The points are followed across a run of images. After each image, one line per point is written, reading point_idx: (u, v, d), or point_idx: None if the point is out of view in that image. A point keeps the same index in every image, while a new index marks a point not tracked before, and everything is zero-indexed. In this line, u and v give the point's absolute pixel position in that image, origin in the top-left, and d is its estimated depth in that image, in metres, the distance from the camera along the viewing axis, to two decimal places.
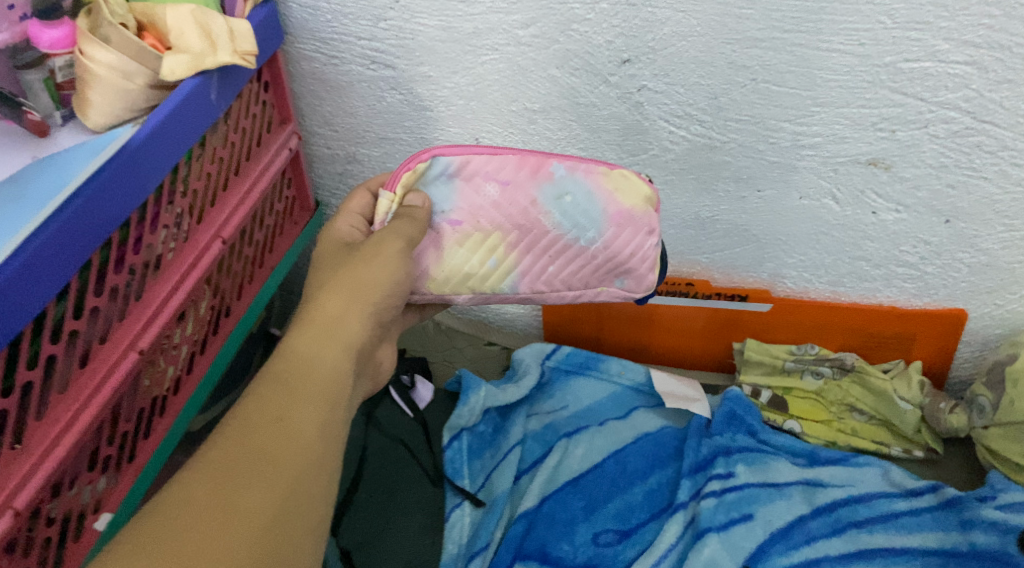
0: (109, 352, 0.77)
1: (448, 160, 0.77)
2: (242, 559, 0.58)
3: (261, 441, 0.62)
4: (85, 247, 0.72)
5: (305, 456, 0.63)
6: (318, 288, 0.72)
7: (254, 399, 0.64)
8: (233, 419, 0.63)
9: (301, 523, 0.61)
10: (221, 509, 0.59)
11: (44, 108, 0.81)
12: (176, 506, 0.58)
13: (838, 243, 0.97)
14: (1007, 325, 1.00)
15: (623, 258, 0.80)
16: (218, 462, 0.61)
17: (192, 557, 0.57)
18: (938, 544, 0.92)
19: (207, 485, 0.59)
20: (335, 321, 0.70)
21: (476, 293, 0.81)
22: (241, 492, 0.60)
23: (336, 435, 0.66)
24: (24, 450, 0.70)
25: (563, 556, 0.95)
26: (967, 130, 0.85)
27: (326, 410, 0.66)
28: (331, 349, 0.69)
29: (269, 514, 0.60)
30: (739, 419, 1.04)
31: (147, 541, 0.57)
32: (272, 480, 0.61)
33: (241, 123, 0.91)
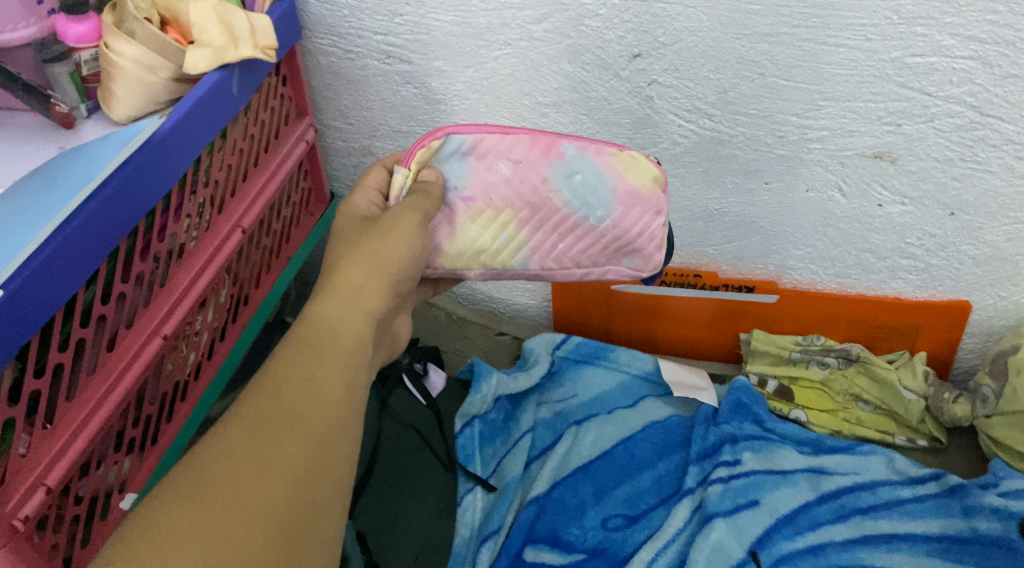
0: (135, 338, 0.79)
1: (462, 138, 0.81)
2: (274, 515, 0.59)
3: (289, 402, 0.63)
4: (113, 235, 0.74)
5: (332, 416, 0.64)
6: (341, 257, 0.73)
7: (282, 360, 0.65)
8: (261, 379, 0.64)
9: (328, 484, 0.62)
10: (253, 466, 0.60)
11: (71, 100, 0.83)
12: (210, 462, 0.59)
13: (844, 235, 0.99)
14: (1011, 316, 1.02)
15: (631, 238, 0.82)
16: (249, 421, 0.61)
17: (226, 511, 0.58)
18: (941, 530, 0.94)
19: (240, 442, 0.60)
20: (358, 288, 0.71)
21: (488, 269, 0.83)
22: (272, 449, 0.61)
23: (359, 398, 0.67)
24: (56, 430, 0.72)
25: (573, 540, 0.97)
26: (971, 124, 0.86)
27: (351, 372, 0.67)
28: (354, 316, 0.70)
29: (299, 471, 0.61)
30: (746, 408, 1.06)
31: (181, 496, 0.58)
32: (302, 438, 0.62)
33: (260, 115, 0.93)
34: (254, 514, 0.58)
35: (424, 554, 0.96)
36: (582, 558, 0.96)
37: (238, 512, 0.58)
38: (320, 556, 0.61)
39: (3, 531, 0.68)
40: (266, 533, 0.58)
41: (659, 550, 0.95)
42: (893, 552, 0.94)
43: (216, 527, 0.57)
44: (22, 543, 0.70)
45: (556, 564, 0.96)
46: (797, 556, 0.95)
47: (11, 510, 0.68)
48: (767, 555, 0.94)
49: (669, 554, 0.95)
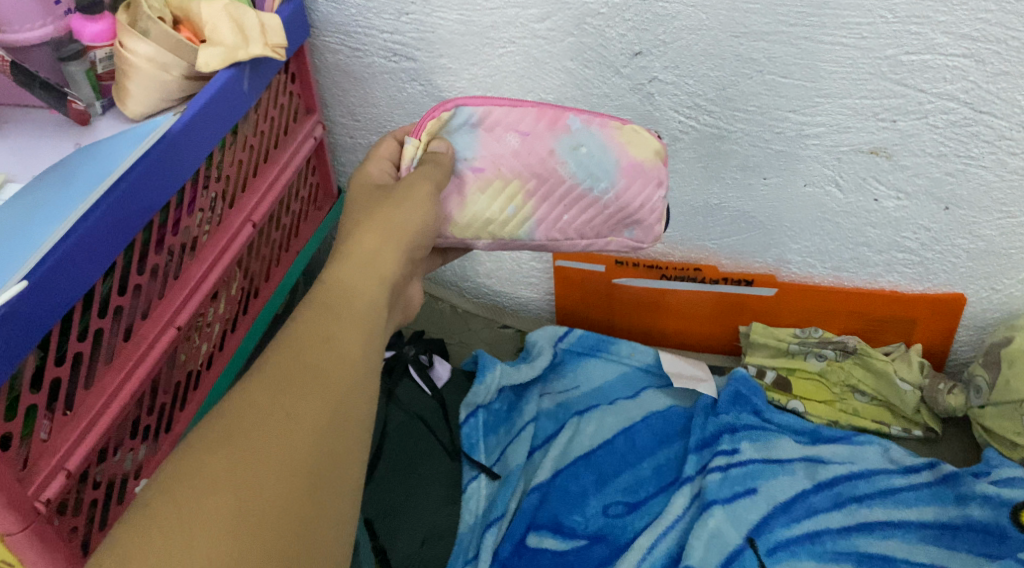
0: (150, 328, 0.82)
1: (471, 111, 0.83)
2: (301, 463, 0.60)
3: (312, 357, 0.64)
4: (129, 228, 0.77)
5: (353, 371, 0.65)
6: (354, 226, 0.75)
7: (302, 320, 0.67)
8: (283, 337, 0.65)
9: (352, 435, 0.63)
10: (279, 416, 0.61)
11: (86, 97, 0.85)
12: (237, 413, 0.60)
13: (841, 229, 1.01)
14: (1005, 309, 1.04)
15: (633, 210, 0.85)
16: (274, 375, 0.63)
17: (255, 458, 0.59)
18: (934, 517, 0.97)
19: (266, 394, 0.61)
20: (372, 255, 0.73)
21: (496, 239, 0.86)
22: (296, 400, 0.62)
23: (377, 360, 0.68)
24: (75, 416, 0.75)
25: (575, 526, 1.00)
26: (965, 120, 0.89)
27: (368, 333, 0.69)
28: (369, 282, 0.72)
29: (325, 421, 0.62)
30: (745, 398, 1.08)
31: (210, 443, 0.59)
32: (325, 390, 0.63)
33: (270, 112, 0.95)
34: (282, 460, 0.59)
35: (429, 539, 0.99)
36: (584, 544, 0.99)
37: (267, 458, 0.59)
38: (347, 506, 0.62)
39: (28, 513, 0.70)
40: (294, 479, 0.59)
41: (659, 536, 0.98)
42: (887, 539, 0.96)
43: (246, 473, 0.58)
44: (45, 527, 0.72)
45: (559, 549, 0.98)
46: (794, 542, 0.97)
47: (34, 492, 0.71)
48: (763, 542, 0.97)
49: (669, 541, 0.98)
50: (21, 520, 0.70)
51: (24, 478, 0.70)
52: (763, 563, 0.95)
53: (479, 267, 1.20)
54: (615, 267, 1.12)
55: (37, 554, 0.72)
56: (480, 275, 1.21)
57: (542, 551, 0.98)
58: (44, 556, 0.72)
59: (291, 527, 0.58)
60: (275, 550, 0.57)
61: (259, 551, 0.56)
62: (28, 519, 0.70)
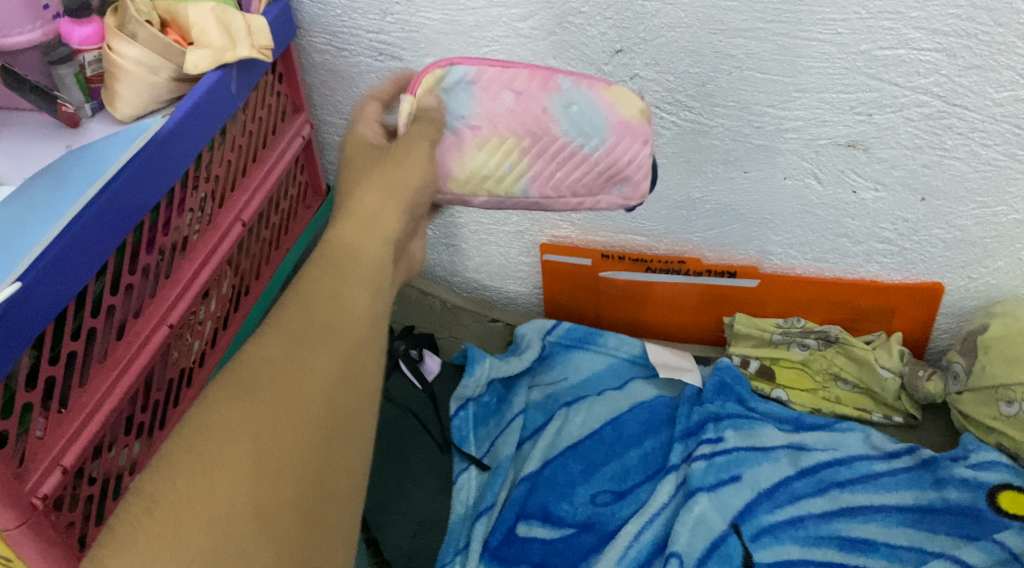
0: (142, 326, 0.83)
1: (466, 69, 0.83)
2: (310, 415, 0.62)
3: (321, 312, 0.66)
4: (120, 229, 0.78)
5: (363, 327, 0.67)
6: (355, 186, 0.77)
7: (312, 275, 0.68)
8: (295, 292, 0.67)
9: (360, 387, 0.65)
10: (293, 370, 0.63)
11: (75, 100, 0.87)
12: (252, 366, 0.63)
13: (821, 221, 1.03)
14: (982, 297, 1.06)
15: (620, 166, 0.85)
16: (285, 329, 0.65)
17: (269, 410, 0.61)
18: (914, 501, 0.99)
19: (277, 348, 0.64)
20: (373, 214, 0.75)
21: (492, 196, 0.87)
22: (306, 354, 0.64)
23: (384, 313, 0.70)
24: (70, 414, 0.76)
25: (563, 515, 1.02)
26: (938, 113, 0.90)
27: (374, 287, 0.70)
28: (373, 238, 0.73)
29: (333, 375, 0.64)
30: (729, 388, 1.10)
31: (228, 394, 0.61)
32: (335, 346, 0.65)
33: (258, 112, 0.97)
34: (296, 414, 0.62)
35: (420, 530, 1.01)
36: (572, 532, 1.01)
37: (282, 412, 0.61)
38: (359, 457, 0.64)
39: (25, 509, 0.72)
40: (307, 431, 0.61)
41: (646, 523, 1.00)
42: (869, 522, 0.98)
43: (262, 426, 0.61)
44: (42, 521, 0.74)
45: (548, 538, 1.00)
46: (777, 527, 0.99)
47: (31, 488, 0.72)
48: (747, 528, 0.99)
49: (655, 527, 1.00)
50: (18, 516, 0.71)
51: (20, 475, 0.72)
52: (748, 548, 0.97)
53: (468, 262, 1.22)
54: (602, 260, 1.14)
55: (34, 547, 0.74)
56: (469, 270, 1.23)
57: (531, 539, 1.00)
58: (40, 548, 0.74)
59: (305, 477, 0.61)
60: (291, 498, 0.60)
61: (277, 499, 0.60)
62: (26, 515, 0.72)
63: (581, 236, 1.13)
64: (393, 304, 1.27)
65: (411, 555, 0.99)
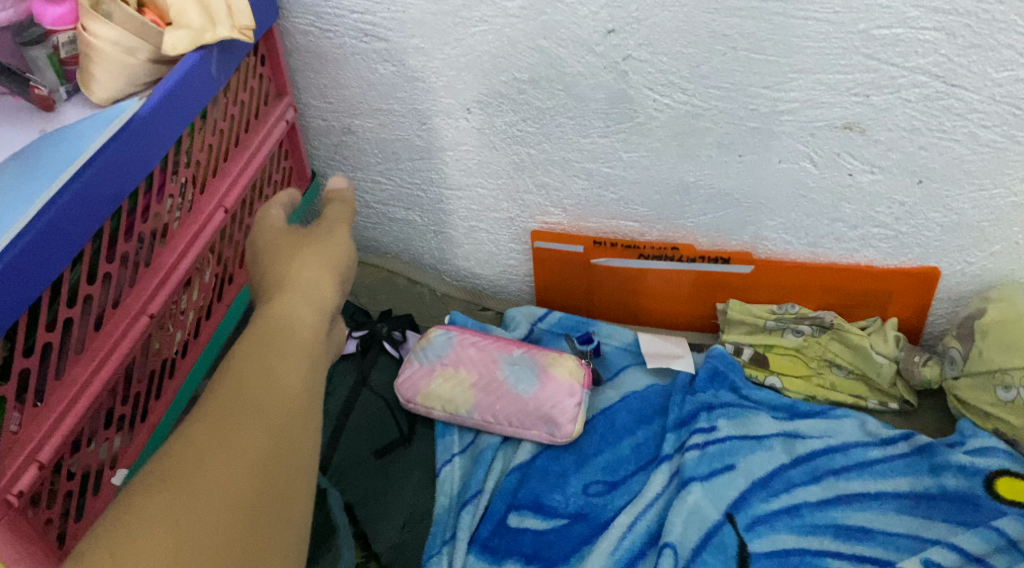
0: (122, 317, 0.81)
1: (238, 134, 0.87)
2: (241, 491, 0.64)
3: (254, 392, 0.69)
4: (97, 216, 0.75)
5: (295, 403, 0.70)
6: (289, 260, 0.83)
7: (245, 355, 0.71)
8: (226, 372, 0.70)
9: (292, 462, 0.68)
10: (223, 450, 0.65)
11: (50, 83, 0.83)
12: (182, 450, 0.64)
13: (817, 205, 1.01)
14: (978, 282, 1.05)
15: None
16: (216, 410, 0.67)
17: (200, 488, 0.63)
18: (910, 487, 0.98)
19: (207, 430, 0.65)
20: (312, 284, 0.81)
21: None
22: (237, 433, 0.66)
23: (314, 393, 0.73)
24: (46, 407, 0.74)
25: (556, 506, 1.00)
26: (937, 94, 0.89)
27: (307, 367, 0.74)
28: (306, 315, 0.78)
29: (265, 451, 0.66)
30: (722, 375, 1.09)
31: (156, 481, 0.63)
32: (269, 424, 0.67)
33: (240, 96, 0.94)
34: (227, 492, 0.63)
35: (409, 522, 0.98)
36: (564, 523, 0.99)
37: (213, 492, 0.63)
38: (293, 532, 0.66)
39: None
40: (236, 509, 0.63)
41: (639, 513, 0.98)
42: (866, 510, 0.97)
43: (193, 507, 0.62)
44: (18, 519, 0.72)
45: (540, 529, 0.98)
46: (773, 516, 0.97)
47: (5, 485, 0.70)
48: (742, 517, 0.97)
49: (649, 517, 0.98)
50: None
51: None
52: (743, 538, 0.95)
53: (457, 249, 1.21)
54: (594, 247, 1.12)
55: (10, 544, 0.72)
56: (458, 258, 1.22)
57: (523, 530, 0.98)
58: (15, 544, 0.72)
59: (239, 556, 0.62)
60: None
61: None
62: None
63: (572, 223, 1.11)
64: (382, 293, 1.24)
65: (401, 549, 0.96)
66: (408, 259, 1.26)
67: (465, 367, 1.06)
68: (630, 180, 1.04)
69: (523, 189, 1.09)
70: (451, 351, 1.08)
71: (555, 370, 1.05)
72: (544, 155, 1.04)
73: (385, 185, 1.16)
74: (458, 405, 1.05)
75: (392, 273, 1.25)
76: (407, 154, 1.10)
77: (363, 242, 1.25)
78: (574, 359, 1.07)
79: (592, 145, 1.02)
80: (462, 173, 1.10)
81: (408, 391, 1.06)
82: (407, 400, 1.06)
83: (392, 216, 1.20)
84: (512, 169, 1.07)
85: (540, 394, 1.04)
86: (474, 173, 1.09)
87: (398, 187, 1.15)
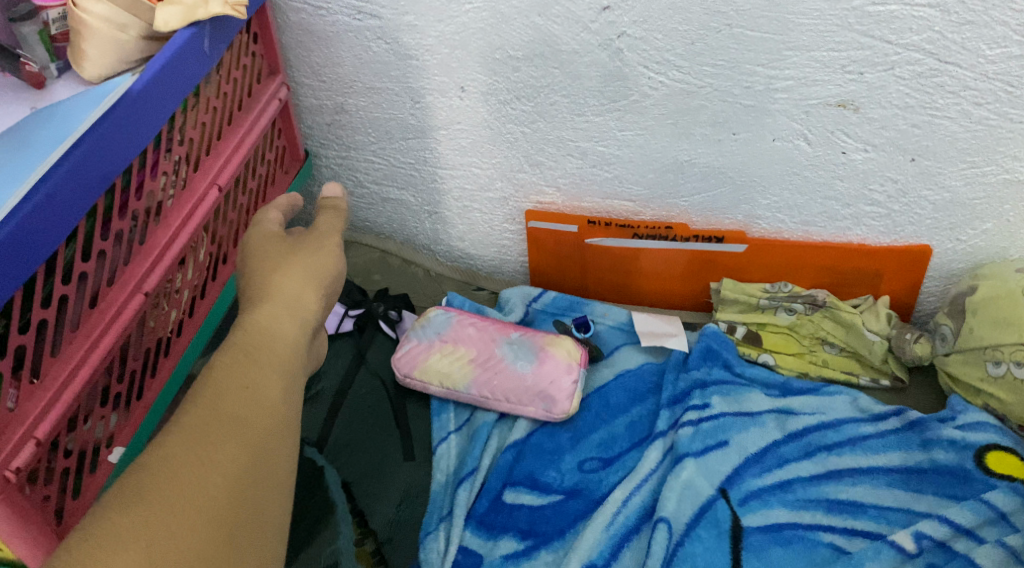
0: (116, 294, 0.80)
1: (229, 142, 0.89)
2: (218, 505, 0.65)
3: (233, 406, 0.70)
4: (90, 193, 0.75)
5: (270, 417, 0.71)
6: (274, 270, 0.84)
7: (222, 369, 0.73)
8: (203, 385, 0.71)
9: (270, 475, 0.69)
10: (198, 462, 0.66)
11: (41, 60, 0.82)
12: (160, 463, 0.65)
13: (810, 183, 1.01)
14: (969, 260, 1.05)
15: None
16: (193, 425, 0.68)
17: (176, 503, 0.63)
18: (901, 462, 0.99)
19: (184, 444, 0.66)
20: (294, 296, 0.83)
21: None
22: (215, 448, 0.67)
23: (291, 406, 0.75)
24: (42, 385, 0.73)
25: (551, 482, 1.01)
26: (931, 71, 0.89)
27: (284, 379, 0.75)
28: (286, 328, 0.80)
29: (241, 466, 0.67)
30: (715, 353, 1.09)
31: (131, 496, 0.63)
32: (244, 436, 0.69)
33: (233, 73, 0.93)
34: (201, 504, 0.64)
35: (406, 500, 0.99)
36: (559, 499, 0.99)
37: (188, 503, 0.64)
38: (265, 546, 0.67)
39: None
40: (212, 523, 0.64)
41: (634, 489, 0.99)
42: (857, 485, 0.98)
43: (167, 518, 0.63)
44: (15, 495, 0.72)
45: (535, 505, 0.99)
46: (766, 491, 0.98)
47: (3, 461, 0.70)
48: (735, 492, 0.98)
49: (643, 493, 0.98)
50: None
51: None
52: (736, 513, 0.96)
53: (451, 230, 1.21)
54: (588, 227, 1.13)
55: (6, 520, 0.72)
56: (452, 239, 1.22)
57: (518, 506, 0.99)
58: (12, 520, 0.72)
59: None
60: None
61: None
62: None
63: (566, 202, 1.12)
64: (376, 274, 1.24)
65: (397, 525, 0.97)
66: (402, 239, 1.25)
67: (464, 345, 1.06)
68: (624, 159, 1.04)
69: (517, 168, 1.09)
70: (450, 328, 1.08)
71: (553, 350, 1.06)
72: (538, 134, 1.04)
73: (379, 165, 1.15)
74: (456, 381, 1.05)
75: (386, 254, 1.25)
76: (401, 133, 1.10)
77: (357, 222, 1.25)
78: (573, 341, 1.07)
79: (586, 124, 1.01)
80: (456, 153, 1.10)
81: (406, 365, 1.06)
82: (405, 374, 1.06)
83: (386, 196, 1.19)
84: (506, 148, 1.07)
85: (538, 371, 1.04)
86: (468, 152, 1.09)
87: (392, 166, 1.15)
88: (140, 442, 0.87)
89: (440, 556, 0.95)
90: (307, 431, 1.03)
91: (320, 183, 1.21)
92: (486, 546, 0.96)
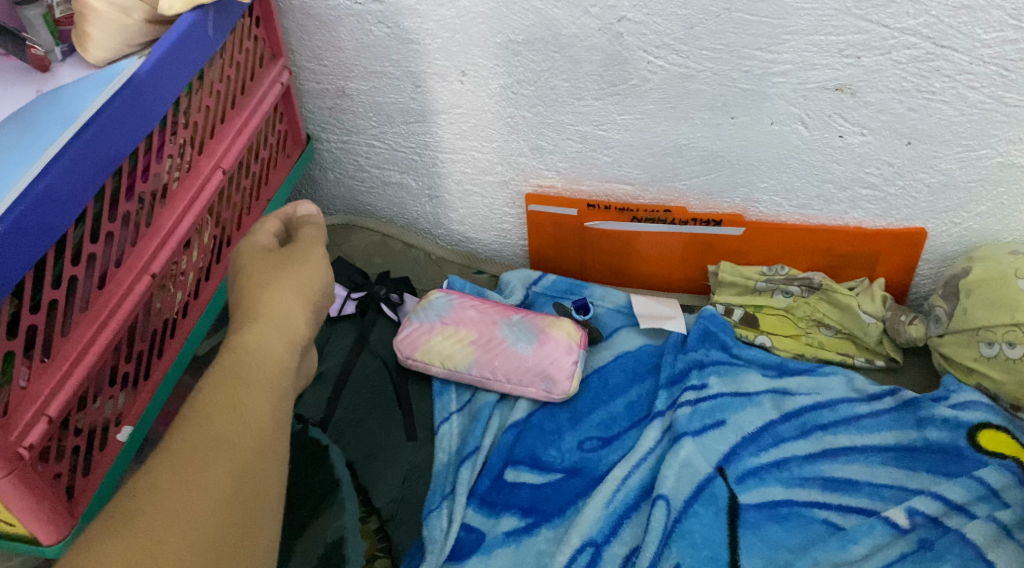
0: (124, 276, 0.81)
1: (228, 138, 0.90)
2: (204, 530, 0.65)
3: (219, 429, 0.71)
4: (99, 174, 0.76)
5: (256, 438, 0.72)
6: (262, 286, 0.85)
7: (208, 393, 0.73)
8: (191, 410, 0.72)
9: (257, 496, 0.70)
10: (182, 492, 0.66)
11: (45, 43, 0.83)
12: (146, 492, 0.66)
13: (807, 167, 1.03)
14: (964, 242, 1.07)
15: None
16: (178, 451, 0.68)
17: (162, 531, 0.64)
18: (895, 441, 1.00)
19: (170, 472, 0.67)
20: (283, 313, 0.83)
21: None
22: (200, 472, 0.68)
23: (280, 423, 0.75)
24: (53, 363, 0.75)
25: (551, 461, 1.02)
26: (927, 55, 0.90)
27: (272, 397, 0.76)
28: (275, 345, 0.80)
29: (227, 489, 0.68)
30: (713, 335, 1.11)
31: (119, 526, 0.64)
32: (229, 461, 0.69)
33: (235, 57, 0.94)
34: (187, 532, 0.65)
35: (409, 478, 1.00)
36: (560, 477, 1.01)
37: (175, 531, 0.65)
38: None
39: (10, 459, 0.71)
40: (198, 549, 0.65)
41: (633, 467, 1.00)
42: (851, 463, 1.00)
43: (152, 550, 0.63)
44: (29, 472, 0.73)
45: (536, 483, 1.01)
46: (762, 470, 1.00)
47: (17, 438, 0.71)
48: (732, 470, 1.00)
49: (642, 471, 1.00)
50: (4, 466, 0.71)
51: (4, 424, 0.70)
52: (733, 490, 0.98)
53: (451, 214, 1.22)
54: (588, 211, 1.14)
55: (20, 496, 0.73)
56: (453, 223, 1.23)
57: (520, 485, 1.00)
58: (26, 497, 0.73)
59: None
60: None
61: None
62: (11, 465, 0.71)
63: (566, 185, 1.13)
64: (377, 258, 1.24)
65: (402, 502, 0.98)
66: (404, 223, 1.26)
67: (465, 326, 1.08)
68: (623, 143, 1.05)
69: (517, 152, 1.10)
70: (451, 310, 1.09)
71: (553, 331, 1.07)
72: (538, 118, 1.05)
73: (379, 149, 1.16)
74: (457, 362, 1.06)
75: (387, 237, 1.25)
76: (402, 118, 1.11)
77: (358, 206, 1.26)
78: (572, 322, 1.09)
79: (586, 108, 1.02)
80: (457, 137, 1.11)
81: (407, 347, 1.07)
82: (406, 356, 1.07)
83: (387, 180, 1.20)
84: (506, 133, 1.08)
85: (538, 351, 1.06)
86: (468, 136, 1.10)
87: (393, 150, 1.16)
88: (148, 421, 0.89)
89: (444, 533, 0.96)
90: (311, 412, 1.04)
91: (321, 168, 1.22)
92: (487, 523, 0.98)
